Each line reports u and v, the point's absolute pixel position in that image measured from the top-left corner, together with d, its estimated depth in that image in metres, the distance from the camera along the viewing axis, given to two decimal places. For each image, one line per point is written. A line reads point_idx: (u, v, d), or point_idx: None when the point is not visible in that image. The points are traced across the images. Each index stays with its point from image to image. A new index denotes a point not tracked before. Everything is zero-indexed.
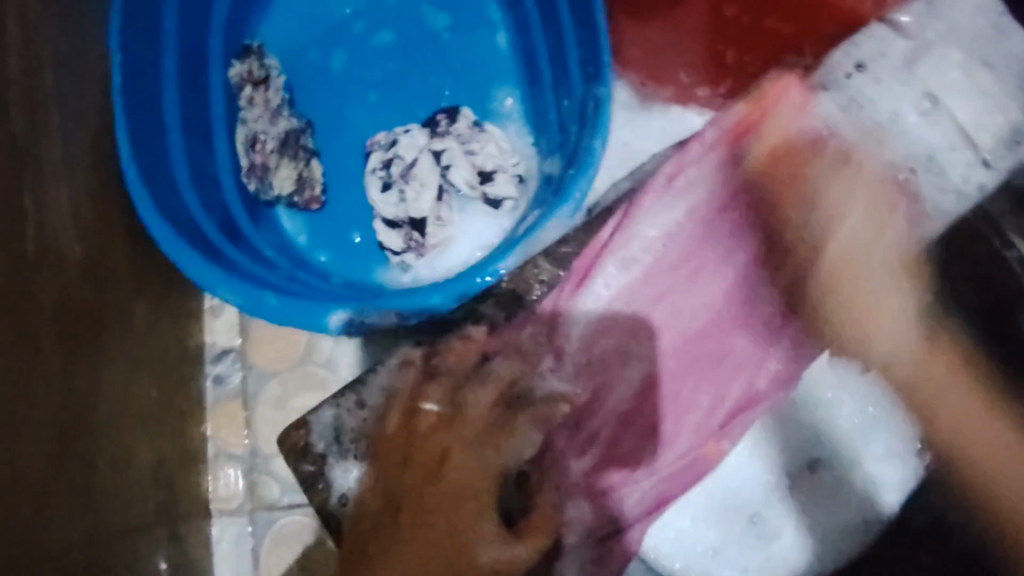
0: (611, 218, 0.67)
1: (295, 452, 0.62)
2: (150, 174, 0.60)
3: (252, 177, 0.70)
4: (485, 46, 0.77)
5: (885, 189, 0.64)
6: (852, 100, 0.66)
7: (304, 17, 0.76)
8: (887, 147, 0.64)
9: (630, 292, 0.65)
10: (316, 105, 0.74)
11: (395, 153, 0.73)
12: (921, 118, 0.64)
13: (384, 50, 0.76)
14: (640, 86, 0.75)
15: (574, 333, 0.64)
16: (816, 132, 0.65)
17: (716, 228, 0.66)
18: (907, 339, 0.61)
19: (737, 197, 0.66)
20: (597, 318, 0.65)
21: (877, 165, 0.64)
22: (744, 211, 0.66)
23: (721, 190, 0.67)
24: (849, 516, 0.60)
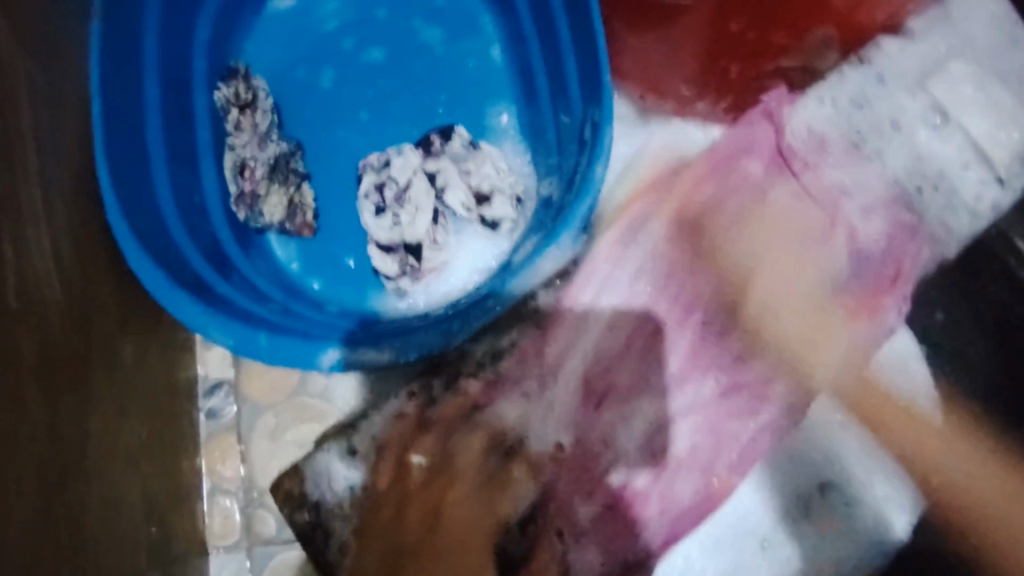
0: (610, 241, 0.65)
1: (291, 501, 0.60)
2: (130, 206, 0.59)
3: (241, 206, 0.69)
4: (478, 61, 0.76)
5: (893, 204, 0.65)
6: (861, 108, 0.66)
7: (294, 36, 0.75)
8: (892, 159, 0.65)
9: (624, 317, 0.63)
10: (307, 128, 0.74)
11: (388, 176, 0.72)
12: (933, 132, 0.65)
13: (375, 69, 0.75)
14: (639, 99, 0.70)
15: (570, 363, 0.62)
16: (821, 143, 0.66)
17: (718, 248, 0.64)
18: (905, 378, 0.64)
19: (737, 217, 0.65)
20: (594, 344, 0.63)
21: (886, 178, 0.65)
22: (745, 230, 0.64)
23: (723, 209, 0.65)
24: (855, 551, 0.62)
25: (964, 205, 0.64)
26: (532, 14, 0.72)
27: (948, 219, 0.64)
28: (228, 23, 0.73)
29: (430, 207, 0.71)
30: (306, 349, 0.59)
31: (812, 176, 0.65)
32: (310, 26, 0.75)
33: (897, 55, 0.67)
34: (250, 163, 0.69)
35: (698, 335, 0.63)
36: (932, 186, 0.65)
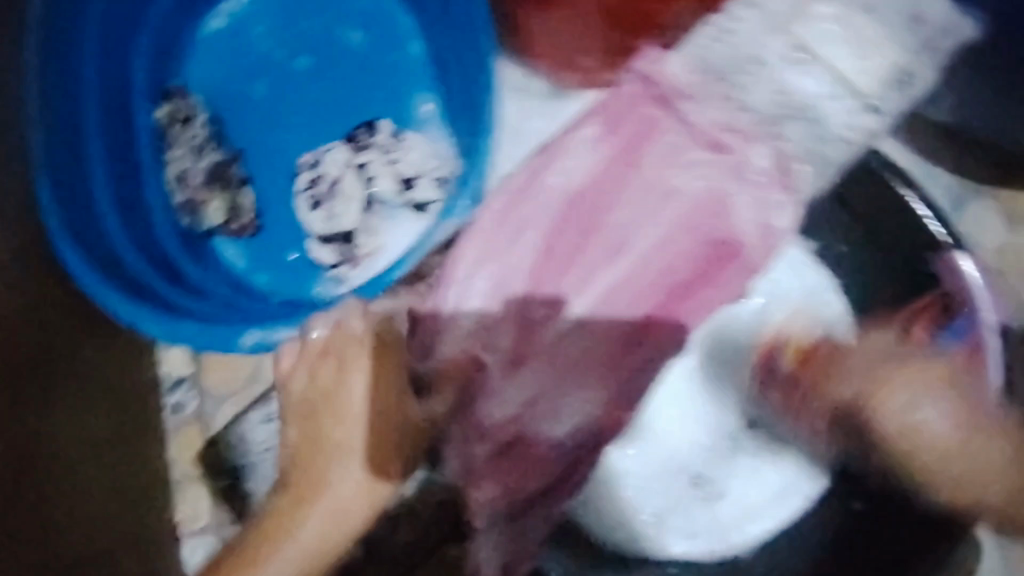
0: (496, 203, 0.64)
1: (211, 469, 0.73)
2: (74, 226, 0.64)
3: (184, 213, 0.74)
4: (399, 56, 0.80)
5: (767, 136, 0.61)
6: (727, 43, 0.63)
7: (225, 53, 0.80)
8: (763, 91, 0.61)
9: (506, 278, 0.62)
10: (245, 135, 0.79)
11: (321, 172, 0.77)
12: (792, 68, 0.63)
13: (303, 74, 0.80)
14: (551, 75, 0.78)
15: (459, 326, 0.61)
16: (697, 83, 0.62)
17: (618, 190, 0.61)
18: (812, 287, 0.68)
19: (631, 154, 0.61)
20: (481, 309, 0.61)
21: (769, 108, 0.61)
22: (634, 170, 0.61)
23: (615, 151, 0.62)
24: (784, 471, 0.66)
25: (839, 135, 0.63)
26: (440, 7, 0.76)
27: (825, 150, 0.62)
28: (166, 47, 0.78)
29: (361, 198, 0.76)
30: (230, 334, 0.65)
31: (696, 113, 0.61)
32: (241, 44, 0.81)
33: None
34: (187, 173, 0.74)
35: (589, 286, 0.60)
36: (804, 117, 0.61)
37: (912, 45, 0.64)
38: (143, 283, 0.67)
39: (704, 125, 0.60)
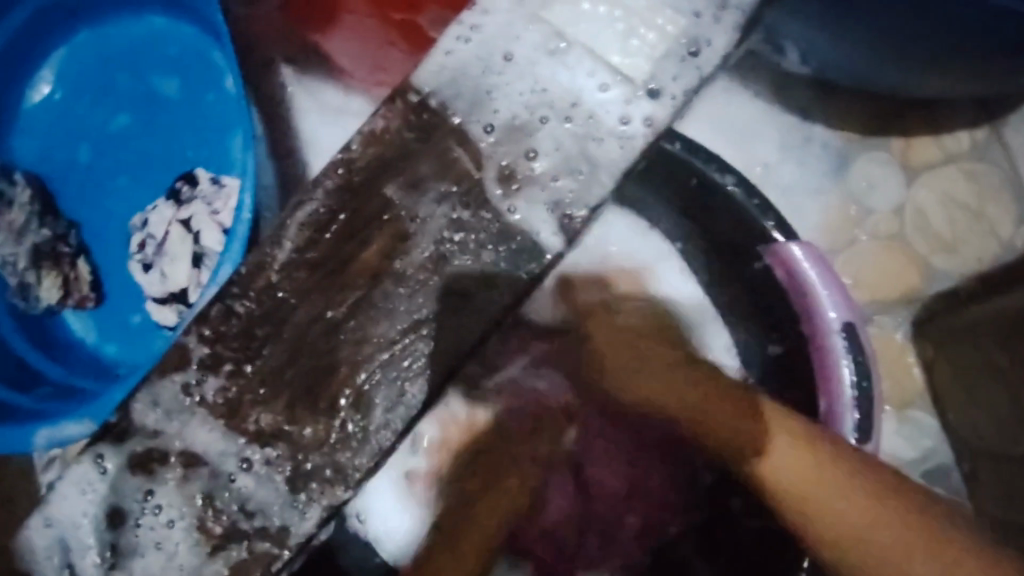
0: (249, 271, 0.52)
1: None
2: None
3: (17, 297, 0.73)
4: (215, 95, 0.76)
5: (529, 138, 0.52)
6: (480, 34, 0.53)
7: (48, 122, 0.79)
8: (536, 88, 0.52)
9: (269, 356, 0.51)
10: (76, 204, 0.77)
11: (147, 233, 0.75)
12: (551, 60, 0.52)
13: (124, 132, 0.77)
14: (369, 92, 0.72)
15: (251, 404, 0.51)
16: (463, 79, 0.53)
17: (362, 224, 0.52)
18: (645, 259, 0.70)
19: (385, 180, 0.52)
20: (235, 390, 0.51)
21: (534, 110, 0.52)
22: (391, 199, 0.52)
23: (363, 182, 0.53)
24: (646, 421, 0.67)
25: (610, 132, 0.51)
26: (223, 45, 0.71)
27: (590, 152, 0.51)
28: None
29: (187, 253, 0.73)
30: (25, 431, 0.61)
31: (465, 120, 0.52)
32: (64, 110, 0.79)
33: None
34: (10, 258, 0.72)
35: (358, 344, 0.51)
36: (563, 119, 0.51)
37: (695, 5, 0.51)
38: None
39: (455, 137, 0.52)
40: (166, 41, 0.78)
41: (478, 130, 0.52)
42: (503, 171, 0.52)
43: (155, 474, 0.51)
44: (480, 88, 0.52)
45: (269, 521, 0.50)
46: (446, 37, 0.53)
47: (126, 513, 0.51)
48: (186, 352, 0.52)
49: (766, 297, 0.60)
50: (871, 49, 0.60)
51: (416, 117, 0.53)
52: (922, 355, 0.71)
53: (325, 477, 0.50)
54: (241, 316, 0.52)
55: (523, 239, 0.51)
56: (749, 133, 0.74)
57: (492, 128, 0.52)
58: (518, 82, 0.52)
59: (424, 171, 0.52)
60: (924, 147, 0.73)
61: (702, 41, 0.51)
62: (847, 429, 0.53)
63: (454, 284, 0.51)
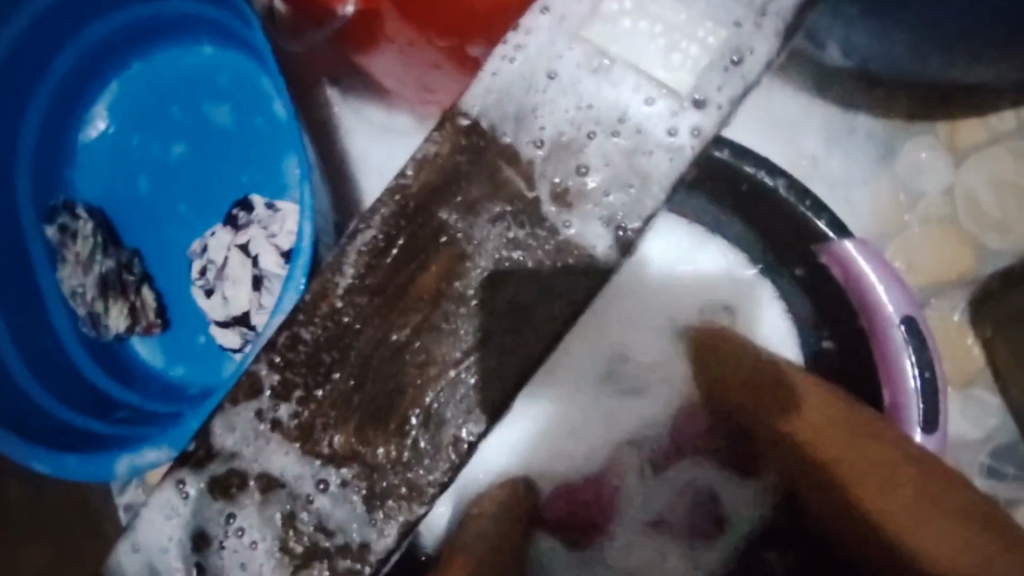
0: (315, 300, 0.54)
1: None
2: None
3: (88, 325, 0.77)
4: (264, 119, 0.78)
5: (580, 152, 0.52)
6: (524, 55, 0.53)
7: (106, 156, 0.82)
8: (584, 103, 0.52)
9: (339, 380, 0.53)
10: (137, 234, 0.79)
11: (208, 259, 0.77)
12: (595, 77, 0.52)
13: (179, 162, 0.80)
14: (412, 107, 0.74)
15: (326, 428, 0.53)
16: (509, 99, 0.53)
17: (422, 243, 0.54)
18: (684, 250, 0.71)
19: (442, 202, 0.54)
20: (310, 414, 0.53)
21: (579, 127, 0.52)
22: (450, 218, 0.54)
23: (422, 205, 0.54)
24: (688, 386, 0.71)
25: (659, 145, 0.52)
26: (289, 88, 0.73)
27: (639, 165, 0.52)
28: (48, 164, 0.80)
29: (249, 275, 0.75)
30: (107, 458, 0.63)
31: (513, 139, 0.53)
32: (122, 143, 0.81)
33: None
34: (80, 289, 0.77)
35: (427, 361, 0.53)
36: (610, 133, 0.52)
37: (735, 14, 0.51)
38: (64, 424, 0.73)
39: (507, 156, 0.53)
40: (213, 70, 0.80)
41: (528, 149, 0.53)
42: (555, 188, 0.52)
43: (236, 498, 0.54)
44: (526, 107, 0.53)
45: (350, 539, 0.52)
46: (492, 58, 0.54)
47: (211, 537, 0.54)
48: (257, 380, 0.54)
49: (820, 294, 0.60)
50: (918, 42, 0.59)
51: (466, 140, 0.54)
52: (982, 338, 0.71)
53: (400, 495, 0.52)
54: (308, 343, 0.54)
55: (580, 254, 0.52)
56: (796, 127, 0.74)
57: (541, 145, 0.53)
58: (565, 100, 0.53)
59: (477, 192, 0.53)
60: (971, 130, 0.72)
61: (745, 49, 0.51)
62: (913, 420, 0.54)
63: (513, 301, 0.52)
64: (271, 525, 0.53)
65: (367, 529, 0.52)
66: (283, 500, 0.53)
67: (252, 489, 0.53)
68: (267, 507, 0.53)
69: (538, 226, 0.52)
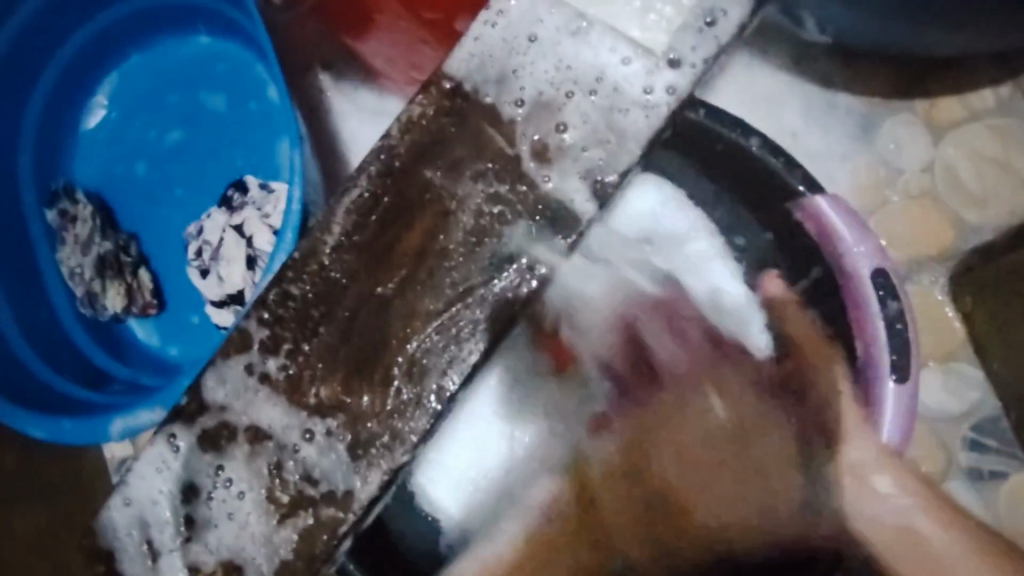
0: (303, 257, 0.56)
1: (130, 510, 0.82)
2: None
3: (85, 305, 0.79)
4: (260, 104, 0.81)
5: (560, 110, 0.55)
6: (506, 21, 0.56)
7: (105, 142, 0.84)
8: (564, 63, 0.55)
9: (325, 334, 0.54)
10: (135, 217, 0.81)
11: (203, 240, 0.79)
12: (574, 38, 0.55)
13: (176, 147, 0.82)
14: (403, 90, 0.76)
15: (312, 380, 0.54)
16: (491, 63, 0.56)
17: (407, 199, 0.55)
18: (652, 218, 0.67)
19: (426, 160, 0.56)
20: (297, 367, 0.54)
21: (559, 86, 0.55)
22: (435, 174, 0.55)
23: (407, 163, 0.56)
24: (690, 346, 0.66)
25: (635, 102, 0.54)
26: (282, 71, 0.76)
27: (616, 123, 0.54)
28: (48, 151, 0.82)
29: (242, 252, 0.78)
30: (102, 423, 0.65)
31: (495, 101, 0.55)
32: (122, 131, 0.84)
33: None
34: (78, 269, 0.79)
35: (410, 313, 0.54)
36: (588, 92, 0.54)
37: None
38: (63, 399, 0.74)
39: (489, 116, 0.55)
40: (211, 59, 0.83)
41: (509, 109, 0.55)
42: (535, 145, 0.55)
43: (225, 450, 0.55)
44: (508, 69, 0.56)
45: (335, 487, 0.53)
46: (475, 25, 0.56)
47: (200, 489, 0.55)
48: (247, 335, 0.55)
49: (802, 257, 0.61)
50: (885, 12, 0.62)
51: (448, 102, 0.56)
52: (961, 308, 0.72)
53: (384, 445, 0.53)
54: (297, 299, 0.55)
55: (559, 209, 0.54)
56: (776, 103, 0.76)
57: (521, 104, 0.55)
58: (545, 60, 0.55)
59: (459, 150, 0.55)
60: (946, 105, 0.74)
61: (717, 12, 0.54)
62: (883, 370, 0.55)
63: (493, 252, 0.54)
64: (258, 476, 0.54)
65: (352, 479, 0.52)
66: (270, 451, 0.54)
67: (240, 441, 0.55)
68: (256, 459, 0.54)
69: (518, 181, 0.54)
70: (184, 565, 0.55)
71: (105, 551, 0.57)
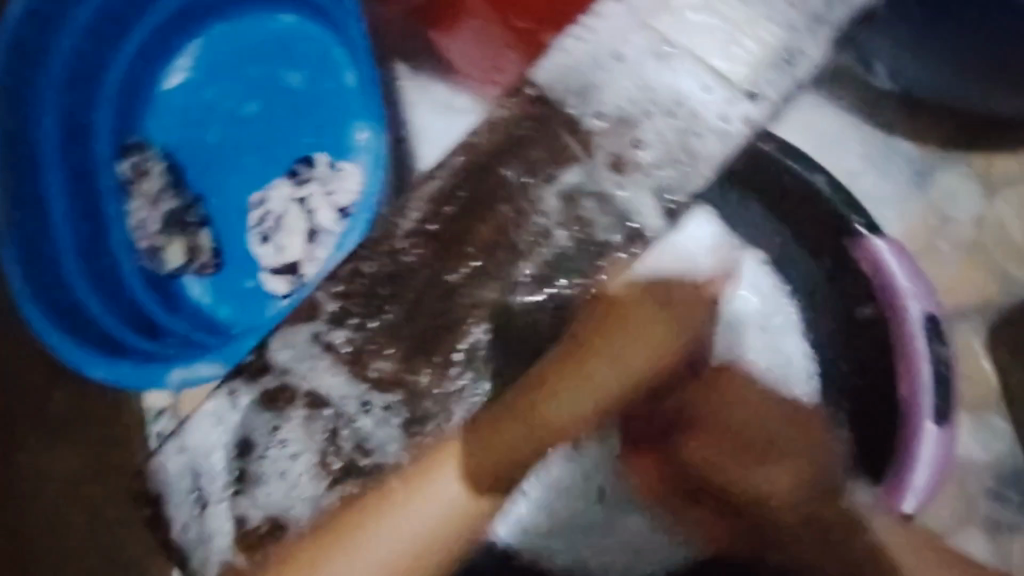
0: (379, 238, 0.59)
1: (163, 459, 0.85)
2: (43, 292, 0.73)
3: (147, 257, 0.82)
4: (336, 86, 0.84)
5: (637, 127, 0.57)
6: (594, 37, 0.58)
7: (181, 104, 0.87)
8: (647, 84, 0.57)
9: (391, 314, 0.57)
10: (203, 181, 0.84)
11: (267, 209, 0.83)
12: (659, 63, 0.57)
13: (251, 118, 0.85)
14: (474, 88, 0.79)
15: (374, 355, 0.57)
16: (576, 76, 0.58)
17: (481, 193, 0.58)
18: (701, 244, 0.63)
19: (503, 160, 0.58)
20: (361, 341, 0.57)
21: (637, 106, 0.57)
22: (511, 174, 0.58)
23: (486, 159, 0.58)
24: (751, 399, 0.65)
25: (712, 129, 0.56)
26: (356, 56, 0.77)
27: (691, 145, 0.56)
28: (126, 107, 0.85)
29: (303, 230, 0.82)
30: (159, 371, 0.68)
31: (574, 111, 0.58)
32: (199, 95, 0.87)
33: None
34: (145, 223, 0.82)
35: (473, 302, 0.57)
36: (666, 114, 0.56)
37: (792, 18, 0.56)
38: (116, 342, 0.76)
39: (570, 126, 0.58)
40: (293, 38, 0.86)
41: (589, 120, 0.57)
42: (610, 159, 0.57)
43: (282, 411, 0.57)
44: (591, 84, 0.58)
45: (384, 458, 0.56)
46: (565, 38, 0.59)
47: (254, 445, 0.57)
48: (317, 304, 0.58)
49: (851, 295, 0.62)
50: (958, 66, 0.63)
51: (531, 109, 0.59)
52: (996, 360, 0.74)
53: (436, 423, 0.56)
54: (367, 277, 0.58)
55: (626, 221, 0.56)
56: (838, 144, 0.76)
57: (601, 117, 0.57)
58: (627, 80, 0.57)
59: (536, 155, 0.58)
60: (1006, 162, 0.75)
61: (797, 50, 0.56)
62: (925, 413, 0.58)
63: (559, 254, 0.56)
64: (306, 436, 0.57)
65: (403, 456, 0.55)
66: (327, 417, 0.56)
67: (296, 404, 0.57)
68: (309, 423, 0.57)
69: (591, 189, 0.57)
70: (230, 516, 0.57)
71: (156, 494, 0.60)
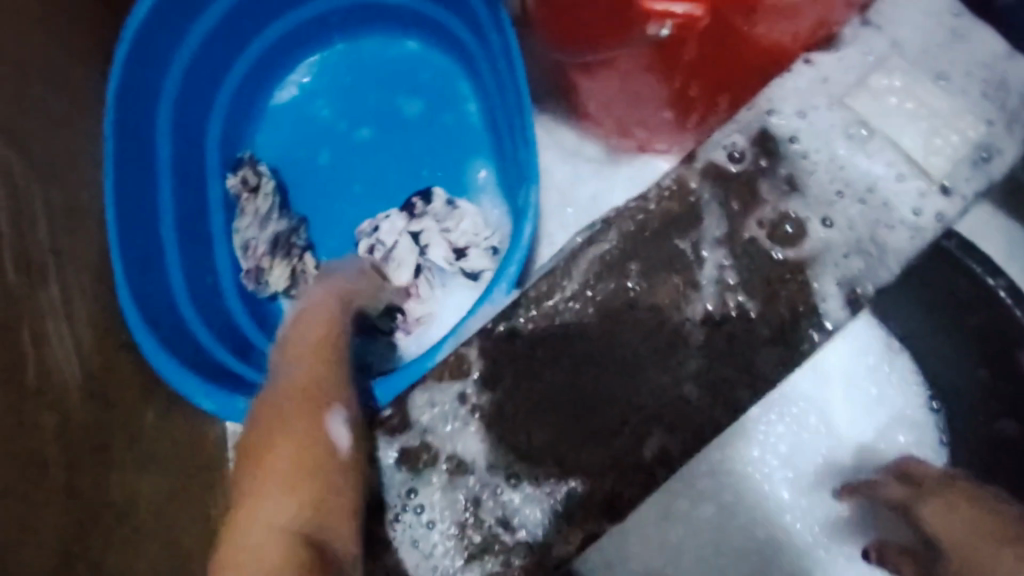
0: (540, 300, 0.55)
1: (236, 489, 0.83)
2: (147, 308, 0.68)
3: (250, 278, 0.78)
4: (457, 121, 0.80)
5: (828, 207, 0.54)
6: (792, 109, 0.56)
7: (293, 121, 0.83)
8: (843, 164, 0.55)
9: (545, 379, 0.54)
10: (309, 204, 0.81)
11: (377, 239, 0.76)
12: (853, 145, 0.55)
13: (364, 145, 0.81)
14: (607, 140, 0.76)
15: (527, 421, 0.53)
16: (764, 149, 0.56)
17: (654, 260, 0.55)
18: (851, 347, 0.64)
19: (678, 228, 0.55)
20: (514, 406, 0.54)
21: (827, 187, 0.55)
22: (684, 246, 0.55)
23: (659, 227, 0.56)
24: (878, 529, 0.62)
25: (904, 222, 0.54)
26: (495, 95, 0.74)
27: (880, 236, 0.54)
28: (238, 118, 0.82)
29: None
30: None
31: (761, 185, 0.55)
32: (310, 112, 0.83)
33: (843, 58, 0.57)
34: (253, 242, 0.78)
35: (636, 376, 0.54)
36: (858, 199, 0.54)
37: (990, 114, 0.54)
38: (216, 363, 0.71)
39: (757, 200, 0.55)
40: (415, 66, 0.82)
41: (776, 197, 0.55)
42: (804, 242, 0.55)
43: (421, 472, 0.54)
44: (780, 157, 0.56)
45: (531, 537, 0.52)
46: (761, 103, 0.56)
47: (387, 507, 0.53)
48: (464, 360, 0.55)
49: (1009, 407, 0.59)
50: None
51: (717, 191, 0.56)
52: None
53: (588, 504, 0.52)
54: (526, 337, 0.55)
55: (809, 306, 0.53)
56: None
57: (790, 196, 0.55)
58: (821, 159, 0.55)
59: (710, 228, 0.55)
60: None
61: (994, 150, 0.54)
62: None
63: (738, 334, 0.54)
64: (440, 500, 0.53)
65: (551, 534, 0.52)
66: (470, 487, 0.53)
67: (437, 467, 0.53)
68: (443, 490, 0.53)
69: (769, 269, 0.54)
70: None
71: None
